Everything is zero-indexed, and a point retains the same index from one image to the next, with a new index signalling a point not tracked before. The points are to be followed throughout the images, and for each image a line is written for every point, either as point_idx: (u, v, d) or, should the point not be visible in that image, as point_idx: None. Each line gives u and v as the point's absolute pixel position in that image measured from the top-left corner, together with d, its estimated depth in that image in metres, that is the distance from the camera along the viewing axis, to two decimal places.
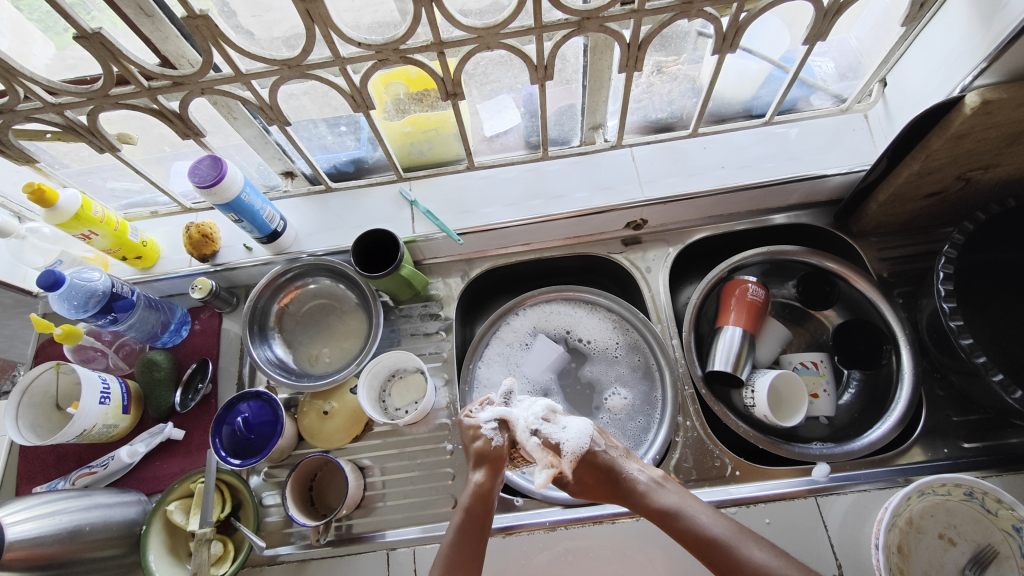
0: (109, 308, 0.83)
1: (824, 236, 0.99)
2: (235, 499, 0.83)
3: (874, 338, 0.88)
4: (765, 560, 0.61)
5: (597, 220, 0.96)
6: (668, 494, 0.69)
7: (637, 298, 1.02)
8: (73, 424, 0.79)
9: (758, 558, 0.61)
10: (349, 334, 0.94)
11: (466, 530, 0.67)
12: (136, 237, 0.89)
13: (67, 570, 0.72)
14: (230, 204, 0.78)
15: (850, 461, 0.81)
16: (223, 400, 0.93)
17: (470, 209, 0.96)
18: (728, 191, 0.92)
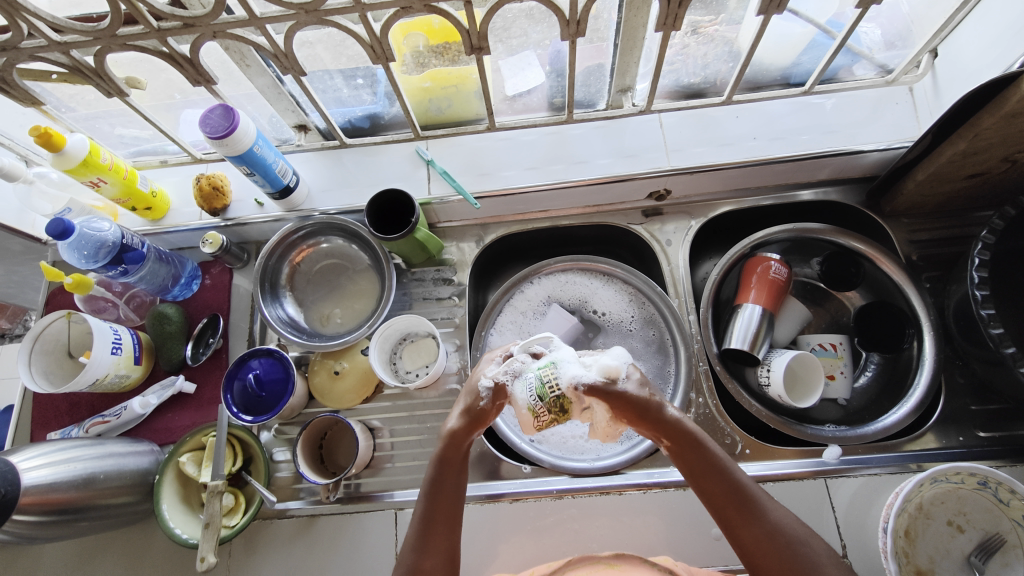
0: (119, 260, 0.81)
1: (854, 216, 0.95)
2: (245, 453, 0.85)
3: (897, 322, 0.86)
4: (781, 520, 0.61)
5: (619, 189, 0.92)
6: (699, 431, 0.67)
7: (655, 271, 1.00)
8: (86, 373, 0.79)
9: (775, 517, 0.61)
10: (360, 295, 0.93)
11: (438, 517, 0.64)
12: (145, 187, 0.87)
13: (83, 515, 0.74)
14: (242, 156, 0.76)
15: (862, 444, 0.81)
16: (233, 356, 0.93)
17: (488, 171, 0.92)
18: (759, 164, 0.88)
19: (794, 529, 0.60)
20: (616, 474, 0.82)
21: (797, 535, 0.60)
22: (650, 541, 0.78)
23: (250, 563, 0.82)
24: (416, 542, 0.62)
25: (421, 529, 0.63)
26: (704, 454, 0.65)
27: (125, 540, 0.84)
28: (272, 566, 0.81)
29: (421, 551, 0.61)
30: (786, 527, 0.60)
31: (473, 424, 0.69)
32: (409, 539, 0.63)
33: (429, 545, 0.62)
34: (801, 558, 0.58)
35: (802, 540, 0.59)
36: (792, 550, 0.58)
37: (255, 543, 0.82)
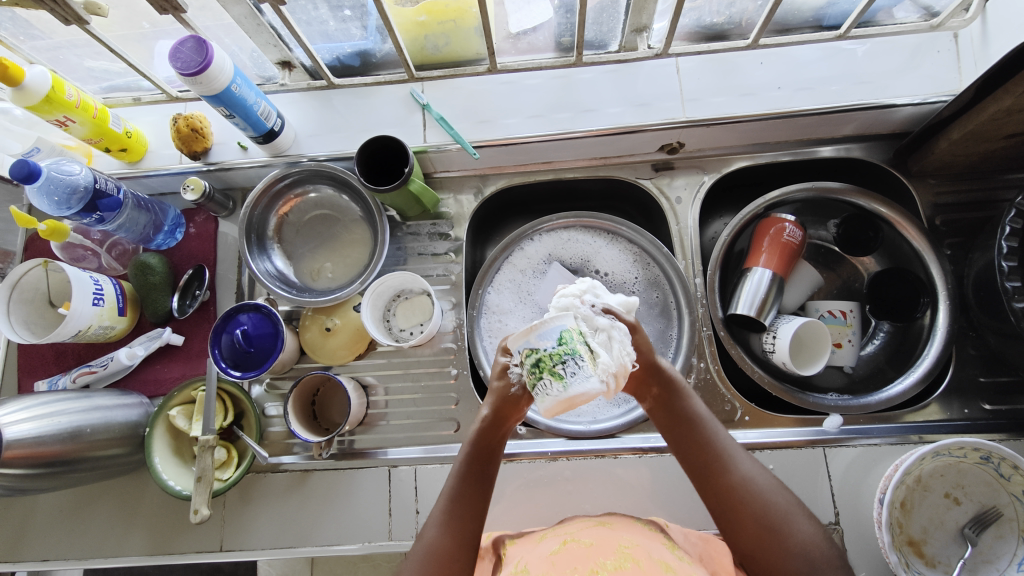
0: (93, 207, 0.76)
1: (878, 175, 0.89)
2: (236, 408, 0.83)
3: (913, 290, 0.82)
4: (751, 473, 0.64)
5: (628, 141, 0.86)
6: (686, 389, 0.70)
7: (662, 230, 0.95)
8: (67, 324, 0.76)
9: (744, 471, 0.64)
10: (352, 248, 0.89)
11: (466, 496, 0.64)
12: (119, 127, 0.81)
13: (73, 467, 0.73)
14: (219, 96, 0.69)
15: (864, 414, 0.79)
16: (222, 309, 0.90)
17: (488, 118, 0.85)
18: (782, 117, 0.81)
19: (762, 482, 0.63)
20: (612, 438, 0.81)
21: (764, 487, 0.63)
22: (643, 503, 0.78)
23: (246, 514, 0.82)
24: (440, 518, 0.62)
25: (446, 508, 0.63)
26: (682, 409, 0.68)
27: (120, 488, 0.84)
28: (267, 518, 0.82)
29: (446, 528, 0.62)
30: (754, 481, 0.63)
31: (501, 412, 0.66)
32: (434, 515, 0.63)
33: (452, 524, 0.62)
34: (768, 510, 0.61)
35: (766, 491, 0.63)
36: (759, 500, 0.62)
37: (250, 495, 0.83)
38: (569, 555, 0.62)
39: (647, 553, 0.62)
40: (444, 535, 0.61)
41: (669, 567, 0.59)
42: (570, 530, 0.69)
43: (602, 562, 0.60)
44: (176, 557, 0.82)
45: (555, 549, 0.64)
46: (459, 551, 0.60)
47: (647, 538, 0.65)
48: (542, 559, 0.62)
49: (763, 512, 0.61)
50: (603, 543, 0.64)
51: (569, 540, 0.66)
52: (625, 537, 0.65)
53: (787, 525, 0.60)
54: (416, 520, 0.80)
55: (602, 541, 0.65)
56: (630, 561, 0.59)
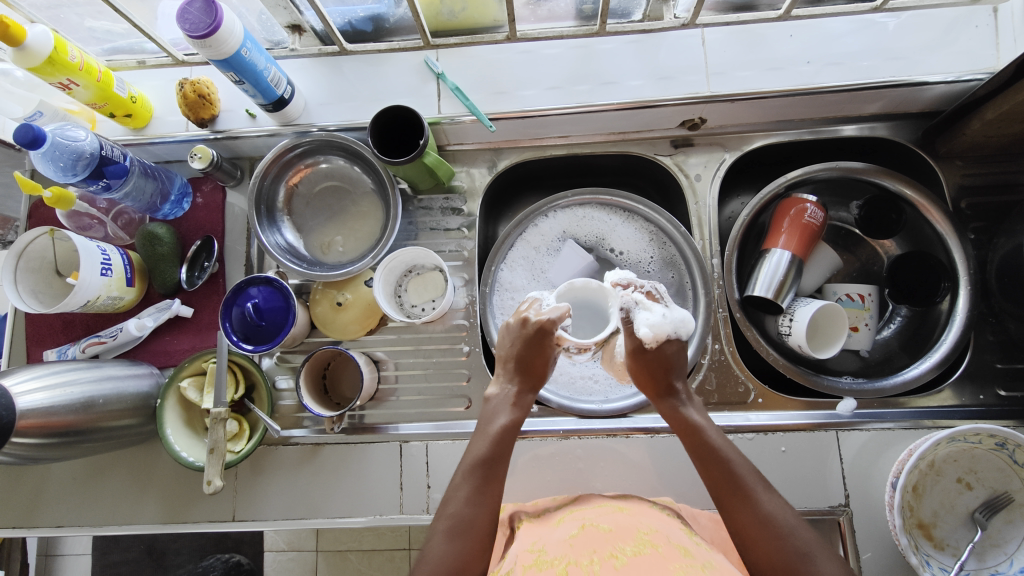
0: (100, 174, 0.74)
1: (904, 156, 0.87)
2: (247, 381, 0.83)
3: (934, 273, 0.81)
4: (775, 511, 0.59)
5: (649, 117, 0.83)
6: (704, 422, 0.66)
7: (679, 208, 0.93)
8: (75, 295, 0.75)
9: (769, 507, 0.59)
10: (364, 221, 0.87)
11: (492, 473, 0.63)
12: (123, 91, 0.78)
13: (85, 437, 0.73)
14: (228, 61, 0.67)
15: (878, 398, 0.79)
16: (231, 281, 0.89)
17: (505, 89, 0.82)
18: (810, 92, 0.78)
19: (788, 520, 0.58)
20: (624, 418, 0.81)
21: (789, 525, 0.58)
22: (652, 482, 0.79)
23: (257, 485, 0.83)
24: (470, 495, 0.62)
25: (475, 482, 0.63)
26: (702, 442, 0.64)
27: (131, 458, 0.85)
28: (278, 491, 0.83)
29: (477, 504, 0.61)
30: (779, 519, 0.58)
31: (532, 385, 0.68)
32: (461, 490, 0.62)
33: (483, 500, 0.62)
34: (791, 551, 0.56)
35: (795, 531, 0.57)
36: (783, 541, 0.57)
37: (261, 466, 0.84)
38: (586, 538, 0.63)
39: (666, 538, 0.62)
40: (472, 509, 0.61)
41: (689, 552, 0.59)
42: (587, 513, 0.69)
43: (621, 548, 0.59)
44: (189, 525, 0.83)
45: (573, 532, 0.65)
46: (485, 525, 0.61)
47: (665, 522, 0.66)
48: (560, 543, 0.63)
49: (789, 552, 0.56)
50: (621, 529, 0.64)
51: (587, 524, 0.66)
52: (645, 522, 0.66)
53: (811, 567, 0.55)
54: (427, 495, 0.81)
55: (621, 526, 0.65)
56: (649, 545, 0.60)
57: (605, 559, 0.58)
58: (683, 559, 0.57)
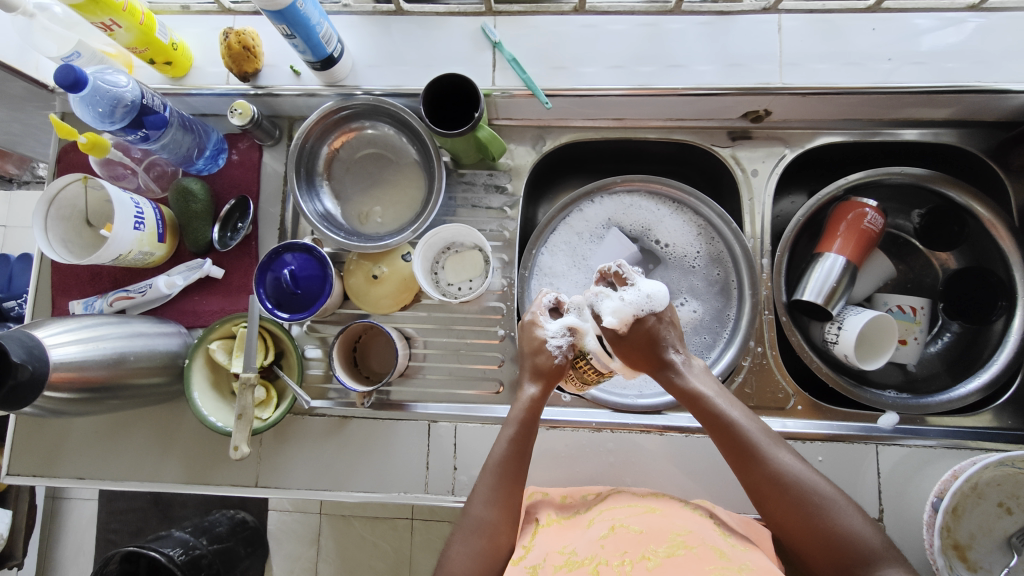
0: (139, 123, 0.70)
1: (973, 166, 0.83)
2: (277, 347, 0.82)
3: (991, 291, 0.78)
4: (786, 465, 0.61)
5: (713, 105, 0.79)
6: (706, 386, 0.64)
7: (730, 203, 0.89)
8: (108, 248, 0.73)
9: (780, 461, 0.61)
10: (406, 193, 0.84)
11: (510, 474, 0.66)
12: (165, 38, 0.75)
13: (114, 393, 0.71)
14: (282, 12, 0.63)
15: (921, 414, 0.77)
16: (263, 245, 0.86)
17: (564, 64, 0.78)
18: (887, 92, 0.74)
19: (800, 474, 0.60)
20: (658, 414, 0.80)
21: (803, 479, 0.60)
22: (683, 482, 0.77)
23: (281, 453, 0.82)
24: (487, 495, 0.65)
25: (493, 485, 0.66)
26: (705, 410, 0.63)
27: (155, 416, 0.84)
28: (302, 460, 0.82)
29: (495, 506, 0.65)
30: (790, 473, 0.60)
31: (548, 381, 0.68)
32: (481, 492, 0.66)
33: (499, 501, 0.65)
34: (807, 505, 0.59)
35: (805, 482, 0.60)
36: (797, 496, 0.59)
37: (286, 434, 0.83)
38: (618, 539, 0.62)
39: (701, 539, 0.61)
40: (491, 511, 0.65)
41: (725, 555, 0.58)
42: (616, 513, 0.66)
43: (654, 549, 0.60)
44: (211, 488, 0.82)
45: (604, 533, 0.63)
46: (505, 524, 0.65)
47: (699, 523, 0.65)
48: (590, 543, 0.62)
49: (803, 508, 0.59)
50: (654, 530, 0.63)
51: (618, 524, 0.64)
52: (678, 523, 0.64)
53: (827, 517, 0.58)
54: (453, 477, 0.80)
55: (654, 528, 0.63)
56: (683, 548, 0.59)
57: (638, 560, 0.58)
58: (719, 561, 0.56)
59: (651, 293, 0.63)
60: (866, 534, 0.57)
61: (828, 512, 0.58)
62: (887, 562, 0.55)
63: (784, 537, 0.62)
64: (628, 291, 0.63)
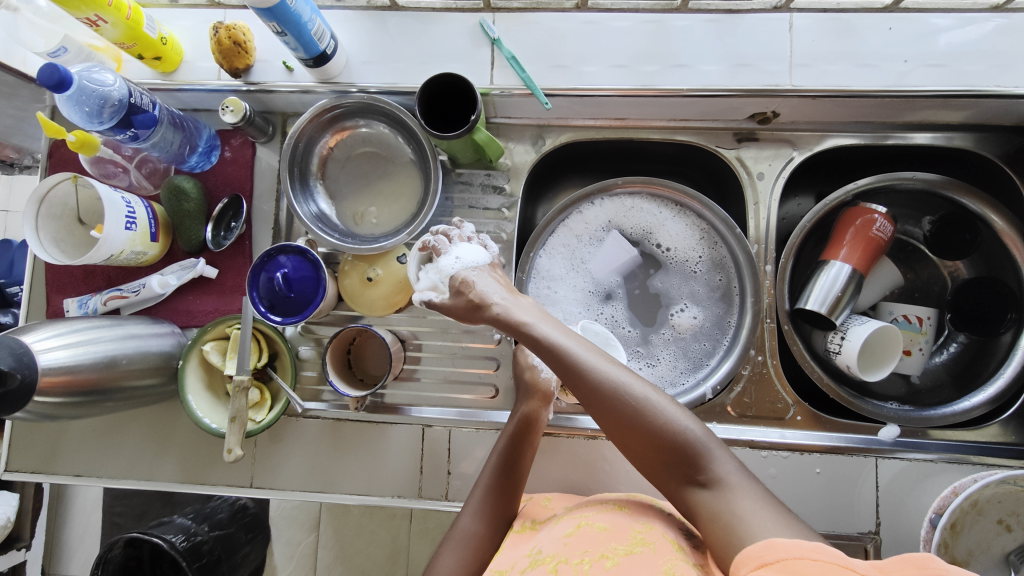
0: (128, 123, 0.69)
1: (988, 172, 0.80)
2: (271, 349, 0.81)
3: (1001, 302, 0.76)
4: (634, 391, 0.56)
5: (718, 107, 0.76)
6: (530, 315, 0.62)
7: (735, 207, 0.87)
8: (100, 249, 0.72)
9: (628, 388, 0.56)
10: (401, 193, 0.82)
11: (502, 487, 0.68)
12: (153, 32, 0.73)
13: (108, 396, 0.71)
14: (272, 10, 0.61)
15: (924, 427, 0.75)
16: (257, 244, 0.85)
17: (565, 62, 0.75)
18: (901, 96, 0.71)
19: (648, 399, 0.56)
20: None
21: (644, 401, 0.55)
22: None
23: (276, 454, 0.82)
24: (476, 507, 0.67)
25: (482, 496, 0.68)
26: (531, 338, 0.60)
27: (152, 415, 0.84)
28: (297, 462, 0.82)
29: (482, 517, 0.66)
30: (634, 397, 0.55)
31: (543, 401, 0.74)
32: (470, 503, 0.68)
33: (486, 513, 0.67)
34: (661, 434, 0.55)
35: (650, 407, 0.55)
36: (649, 425, 0.55)
37: (281, 435, 0.83)
38: (582, 538, 0.60)
39: (662, 535, 0.60)
40: (478, 523, 0.66)
41: (682, 548, 0.57)
42: (585, 512, 0.66)
43: (613, 548, 0.57)
44: (207, 488, 0.82)
45: (569, 531, 0.62)
46: (493, 537, 0.66)
47: (663, 519, 0.63)
48: (555, 542, 0.61)
49: (660, 436, 0.55)
50: (618, 527, 0.61)
51: (583, 522, 0.63)
52: (641, 520, 0.63)
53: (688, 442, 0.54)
54: (447, 481, 0.80)
55: (618, 525, 0.62)
56: (643, 546, 0.57)
57: (597, 559, 0.56)
58: (676, 555, 0.55)
59: (462, 255, 0.67)
60: (719, 456, 0.54)
61: (664, 416, 0.55)
62: (742, 478, 0.53)
63: (648, 469, 0.57)
64: (442, 260, 0.67)
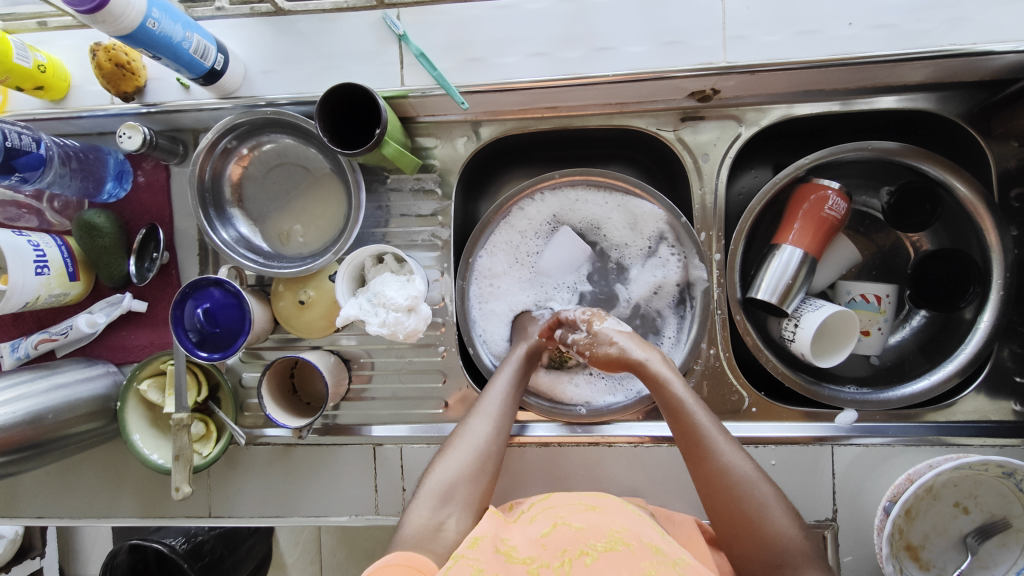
0: (11, 168, 0.64)
1: (949, 133, 0.74)
2: (211, 381, 0.79)
3: (963, 274, 0.72)
4: (733, 463, 0.58)
5: (652, 90, 0.70)
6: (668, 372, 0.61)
7: (682, 190, 0.82)
8: (10, 300, 0.68)
9: (728, 459, 0.58)
10: (324, 208, 0.77)
11: (513, 396, 0.69)
12: (28, 60, 0.67)
13: (45, 449, 0.69)
14: (134, 36, 0.56)
15: (881, 411, 0.73)
16: (185, 273, 0.81)
17: (480, 55, 0.69)
18: (847, 63, 0.65)
19: (745, 471, 0.58)
20: (606, 425, 0.77)
21: (753, 484, 0.57)
22: (632, 489, 0.77)
23: (232, 483, 0.82)
24: (486, 409, 0.67)
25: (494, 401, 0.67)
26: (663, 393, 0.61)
27: (103, 455, 0.83)
28: (252, 488, 0.81)
29: (495, 422, 0.66)
30: (737, 471, 0.58)
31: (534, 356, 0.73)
32: (479, 407, 0.67)
33: (498, 419, 0.66)
34: (744, 511, 0.56)
35: (755, 486, 0.57)
36: (737, 495, 0.57)
37: (235, 463, 0.82)
38: (560, 537, 0.58)
39: (638, 537, 0.58)
40: (489, 425, 0.65)
41: (660, 549, 0.56)
42: (559, 511, 0.64)
43: (592, 544, 0.56)
44: (167, 520, 0.83)
45: (545, 531, 0.60)
46: (497, 446, 0.65)
47: (638, 522, 0.62)
48: (531, 542, 0.58)
49: (742, 509, 0.56)
50: (594, 527, 0.60)
51: (560, 521, 0.61)
52: (616, 521, 0.62)
53: (761, 519, 0.56)
54: (403, 497, 0.79)
55: (593, 525, 0.60)
56: (621, 545, 0.56)
57: (577, 557, 0.54)
58: (655, 557, 0.54)
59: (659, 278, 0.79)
60: (788, 528, 0.55)
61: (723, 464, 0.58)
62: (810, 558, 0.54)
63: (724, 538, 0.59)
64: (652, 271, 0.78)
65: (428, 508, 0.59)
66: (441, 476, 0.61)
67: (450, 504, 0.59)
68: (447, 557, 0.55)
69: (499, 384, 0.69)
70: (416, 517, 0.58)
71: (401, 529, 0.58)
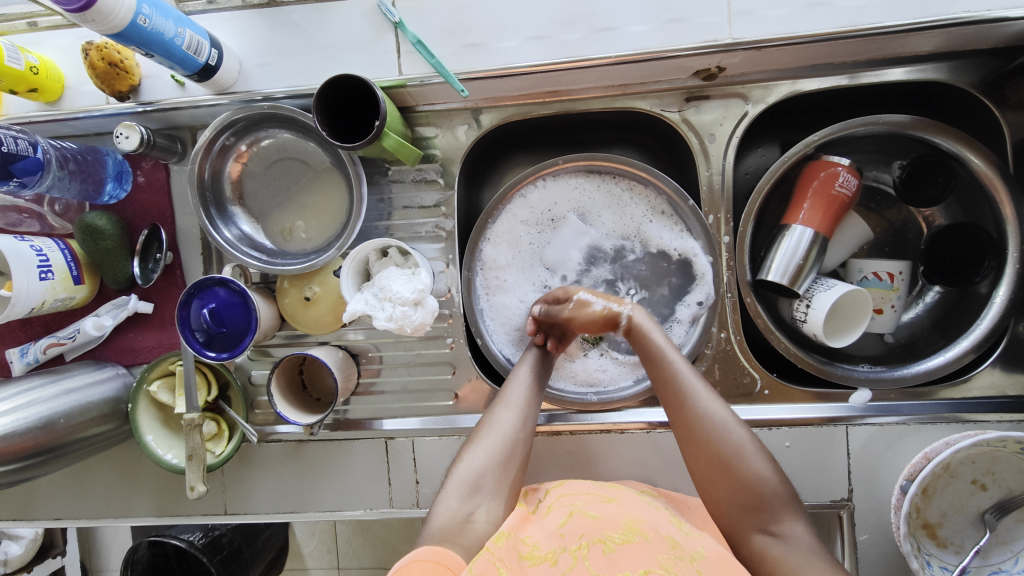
0: (8, 173, 0.64)
1: (962, 104, 0.72)
2: (220, 380, 0.78)
3: (978, 248, 0.70)
4: (711, 411, 0.58)
5: (656, 70, 0.69)
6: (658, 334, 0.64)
7: (688, 172, 0.80)
8: (15, 306, 0.68)
9: (707, 408, 0.58)
10: (325, 203, 0.76)
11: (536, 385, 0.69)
12: (20, 62, 0.66)
13: (58, 453, 0.70)
14: (124, 34, 0.54)
15: (895, 389, 0.72)
16: (189, 272, 0.81)
17: (478, 40, 0.67)
18: (856, 35, 0.63)
19: (722, 417, 0.58)
20: (618, 411, 0.77)
21: (728, 431, 0.57)
22: (646, 475, 0.77)
23: (245, 480, 0.82)
24: (512, 399, 0.66)
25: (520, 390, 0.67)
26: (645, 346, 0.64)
27: (116, 457, 0.83)
28: (266, 485, 0.82)
29: (522, 412, 0.65)
30: (713, 418, 0.58)
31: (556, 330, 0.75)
32: (505, 396, 0.66)
33: (524, 406, 0.66)
34: (720, 453, 0.57)
35: (731, 432, 0.58)
36: (716, 442, 0.57)
37: (248, 461, 0.82)
38: (576, 526, 0.59)
39: (654, 527, 0.59)
40: (516, 418, 0.65)
41: (677, 542, 0.57)
42: (574, 500, 0.64)
43: (609, 534, 0.57)
44: (183, 518, 0.83)
45: (562, 521, 0.60)
46: (525, 436, 0.64)
47: (653, 513, 0.63)
48: (550, 533, 0.58)
49: (717, 453, 0.57)
50: (610, 518, 0.60)
51: (575, 510, 0.62)
52: (632, 512, 0.62)
53: (739, 466, 0.56)
54: (416, 489, 0.80)
55: (609, 515, 0.61)
56: (639, 535, 0.57)
57: (594, 544, 0.56)
58: (672, 550, 0.55)
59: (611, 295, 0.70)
60: (767, 476, 0.56)
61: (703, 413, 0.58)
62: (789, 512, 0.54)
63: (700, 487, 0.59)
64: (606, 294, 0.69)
65: (456, 499, 0.58)
66: (468, 467, 0.61)
67: (479, 494, 0.59)
68: (476, 550, 0.54)
69: (522, 374, 0.69)
70: (443, 511, 0.58)
71: (429, 520, 0.57)
